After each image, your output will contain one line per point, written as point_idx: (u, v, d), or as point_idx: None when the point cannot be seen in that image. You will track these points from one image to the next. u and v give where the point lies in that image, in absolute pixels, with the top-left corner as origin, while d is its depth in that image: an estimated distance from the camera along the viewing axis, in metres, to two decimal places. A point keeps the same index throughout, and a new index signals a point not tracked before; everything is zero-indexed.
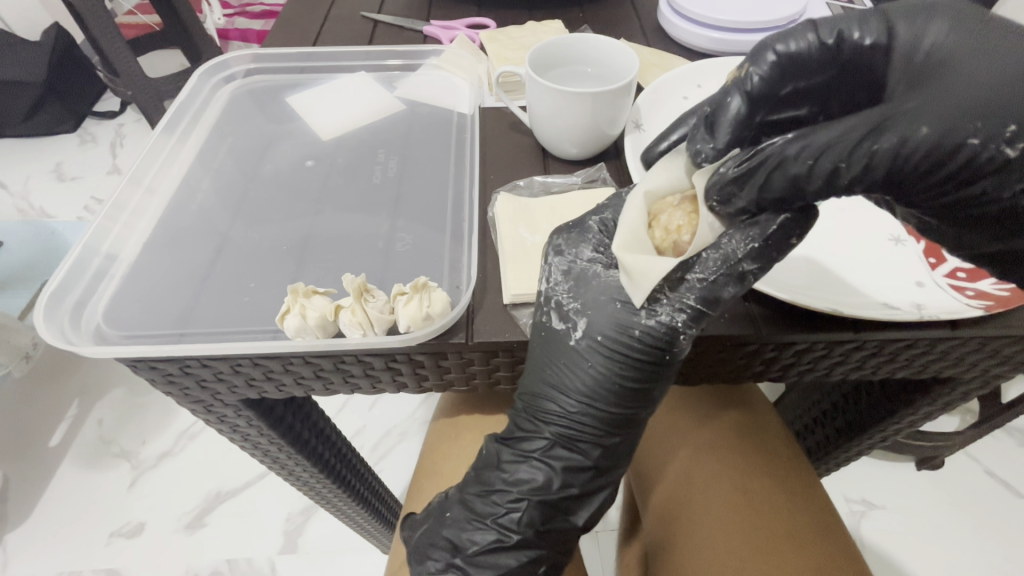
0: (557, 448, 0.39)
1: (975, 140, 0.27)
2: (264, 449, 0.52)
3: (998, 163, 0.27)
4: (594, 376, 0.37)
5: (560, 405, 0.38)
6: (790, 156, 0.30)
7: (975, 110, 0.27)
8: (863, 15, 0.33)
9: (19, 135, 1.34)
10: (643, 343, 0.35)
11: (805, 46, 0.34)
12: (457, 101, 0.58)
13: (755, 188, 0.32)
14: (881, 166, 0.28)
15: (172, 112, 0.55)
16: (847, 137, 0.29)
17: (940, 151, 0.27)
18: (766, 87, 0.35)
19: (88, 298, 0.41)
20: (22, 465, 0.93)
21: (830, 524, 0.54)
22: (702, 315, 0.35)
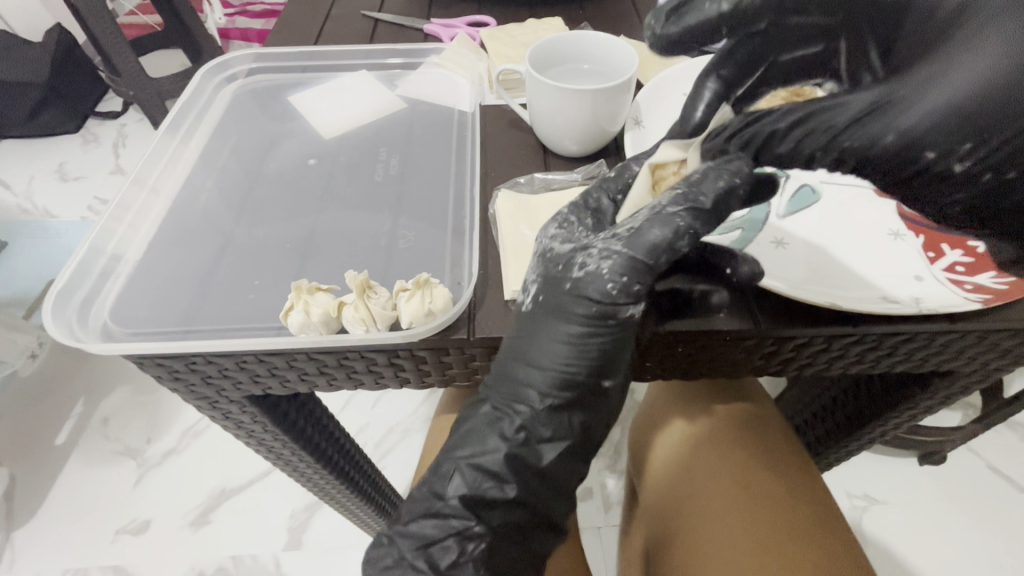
0: (521, 424, 0.37)
1: (931, 153, 0.26)
2: (269, 445, 0.53)
3: (944, 174, 0.27)
4: (540, 344, 0.36)
5: (521, 377, 0.37)
6: (778, 131, 0.31)
7: (940, 120, 0.26)
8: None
9: (23, 135, 1.34)
10: (581, 300, 0.35)
11: None
12: (458, 98, 0.59)
13: (753, 156, 0.33)
14: (851, 159, 0.29)
15: (175, 111, 0.55)
16: (834, 117, 0.29)
17: (899, 154, 0.27)
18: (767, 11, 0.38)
19: (95, 297, 0.42)
20: (29, 464, 0.94)
21: (830, 517, 0.54)
22: (637, 266, 0.34)
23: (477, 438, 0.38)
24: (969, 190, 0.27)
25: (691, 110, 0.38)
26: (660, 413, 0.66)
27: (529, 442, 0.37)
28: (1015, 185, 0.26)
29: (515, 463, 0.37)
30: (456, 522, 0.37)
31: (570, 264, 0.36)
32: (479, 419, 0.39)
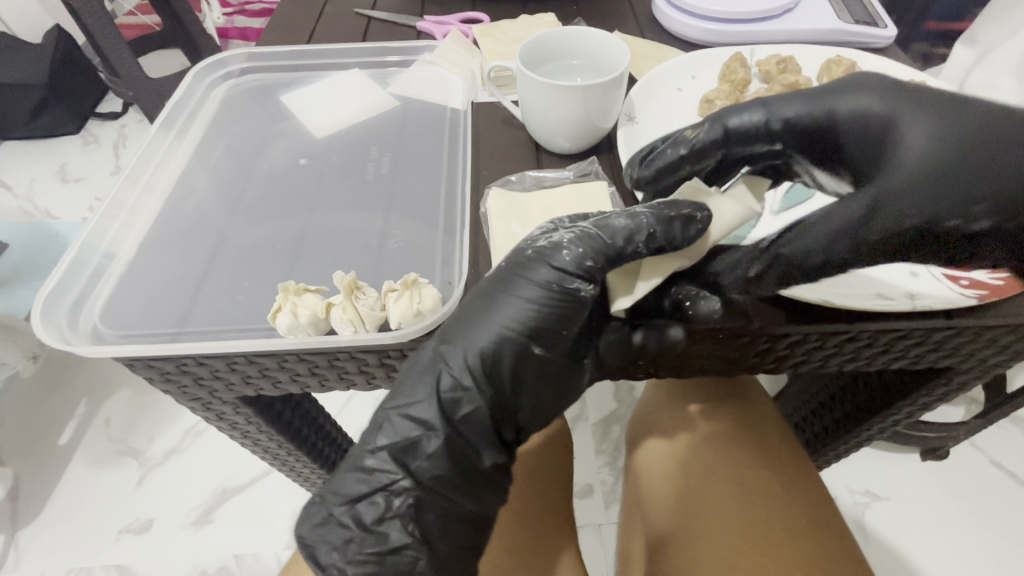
0: (461, 382, 0.36)
1: (948, 224, 0.29)
2: (264, 445, 0.53)
3: (966, 237, 0.29)
4: (492, 299, 0.37)
5: (472, 337, 0.36)
6: (799, 250, 0.35)
7: (944, 199, 0.28)
8: (799, 96, 0.34)
9: (25, 137, 1.35)
10: (544, 263, 0.36)
11: (754, 121, 0.35)
12: (450, 95, 0.58)
13: (776, 283, 0.36)
14: (882, 249, 0.31)
15: (168, 110, 0.55)
16: (846, 221, 0.32)
17: (916, 233, 0.30)
18: (720, 141, 0.36)
19: (86, 298, 0.42)
20: (32, 464, 0.94)
21: (827, 517, 0.54)
22: (597, 244, 0.36)
23: (401, 389, 0.36)
24: (1001, 244, 0.29)
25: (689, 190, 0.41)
26: (660, 411, 0.66)
27: (460, 405, 0.36)
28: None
29: (443, 414, 0.36)
30: (382, 475, 0.36)
31: (539, 239, 0.38)
32: (401, 378, 0.37)
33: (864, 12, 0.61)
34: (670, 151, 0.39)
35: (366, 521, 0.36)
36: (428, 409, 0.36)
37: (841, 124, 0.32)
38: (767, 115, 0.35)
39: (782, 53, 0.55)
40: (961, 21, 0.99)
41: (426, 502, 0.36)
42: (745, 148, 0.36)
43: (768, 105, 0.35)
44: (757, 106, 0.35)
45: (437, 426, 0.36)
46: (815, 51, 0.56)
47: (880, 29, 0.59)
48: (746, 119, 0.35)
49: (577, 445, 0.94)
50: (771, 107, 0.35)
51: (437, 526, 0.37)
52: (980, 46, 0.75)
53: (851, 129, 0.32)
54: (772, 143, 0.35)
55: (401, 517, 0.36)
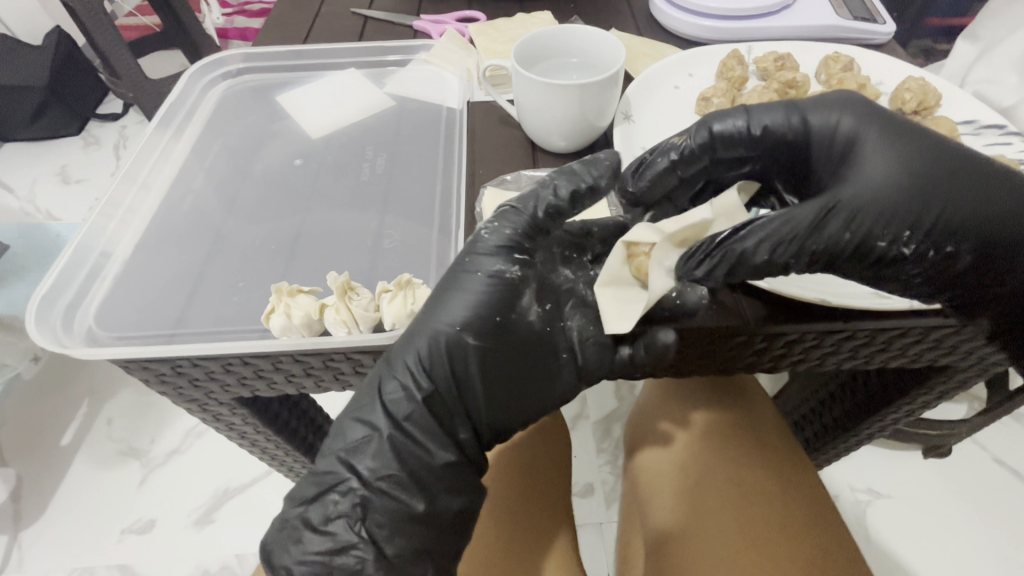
0: (415, 374, 0.37)
1: (884, 242, 0.35)
2: (261, 446, 0.53)
3: (896, 256, 0.35)
4: (436, 300, 0.39)
5: (422, 338, 0.38)
6: (749, 248, 0.36)
7: (888, 219, 0.35)
8: (785, 108, 0.39)
9: (26, 138, 1.35)
10: (478, 259, 0.39)
11: (738, 127, 0.38)
12: (446, 95, 0.58)
13: (723, 275, 0.36)
14: (823, 255, 0.36)
15: (164, 110, 0.55)
16: (795, 227, 0.35)
17: (861, 245, 0.35)
18: (702, 148, 0.39)
19: (81, 299, 0.41)
20: (35, 464, 0.95)
21: (825, 517, 0.53)
22: (516, 220, 0.40)
23: (368, 390, 0.38)
24: (920, 264, 0.35)
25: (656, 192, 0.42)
26: (660, 409, 0.65)
27: (404, 407, 0.38)
28: (952, 256, 0.35)
29: (390, 415, 0.37)
30: (331, 476, 0.37)
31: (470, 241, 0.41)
32: (371, 380, 0.39)
33: (863, 8, 0.60)
34: (658, 158, 0.40)
35: (314, 522, 0.36)
36: (379, 411, 0.38)
37: (814, 134, 0.38)
38: (752, 122, 0.38)
39: (780, 50, 0.55)
40: (963, 16, 0.98)
41: (372, 503, 0.36)
42: (727, 152, 0.39)
43: (752, 112, 0.39)
44: (744, 111, 0.39)
45: (393, 420, 0.37)
46: (813, 48, 0.56)
47: (879, 25, 0.58)
48: (730, 124, 0.38)
49: (577, 444, 0.94)
50: (756, 115, 0.39)
51: (382, 528, 0.36)
52: (982, 42, 0.74)
53: (823, 146, 0.38)
54: (751, 151, 0.39)
55: (347, 517, 0.36)
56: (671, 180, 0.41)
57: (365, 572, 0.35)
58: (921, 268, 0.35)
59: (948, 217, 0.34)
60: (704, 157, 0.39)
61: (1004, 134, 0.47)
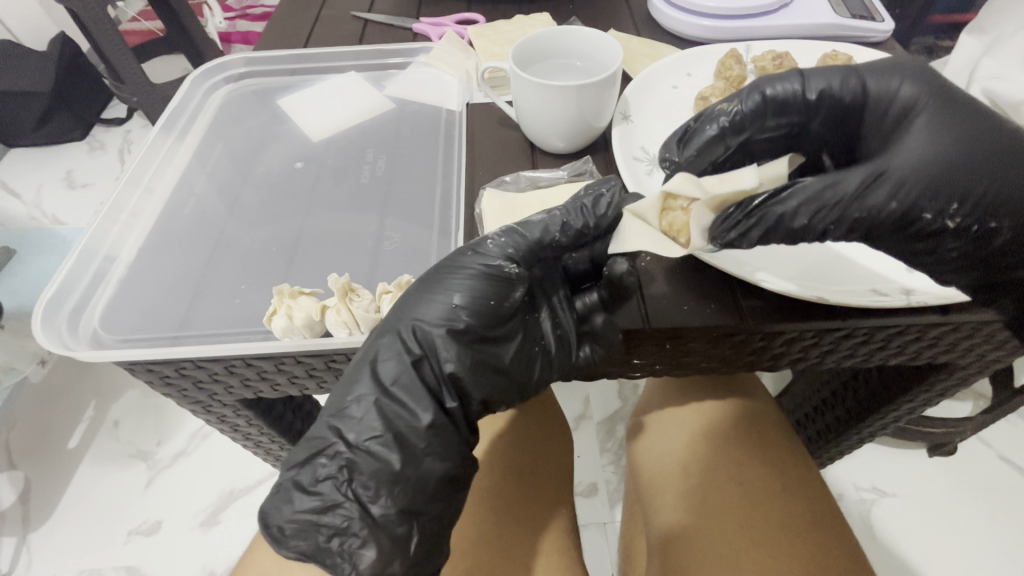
0: (411, 338, 0.37)
1: (929, 214, 0.33)
2: (264, 446, 0.54)
3: (938, 230, 0.34)
4: (435, 289, 0.38)
5: (418, 310, 0.37)
6: (789, 211, 0.33)
7: (936, 187, 0.33)
8: (843, 71, 0.37)
9: (32, 143, 1.36)
10: (476, 258, 0.38)
11: (794, 90, 0.37)
12: (446, 97, 0.59)
13: (757, 237, 0.34)
14: (863, 225, 0.34)
15: (168, 114, 0.56)
16: (840, 193, 0.33)
17: (907, 214, 0.33)
18: (755, 113, 0.38)
19: (86, 303, 0.42)
20: (43, 466, 0.95)
21: (828, 515, 0.53)
22: (518, 236, 0.39)
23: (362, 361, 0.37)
24: (958, 238, 0.34)
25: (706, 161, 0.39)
26: (661, 408, 0.66)
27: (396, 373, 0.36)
28: (992, 232, 0.33)
29: (378, 381, 0.36)
30: (317, 441, 0.35)
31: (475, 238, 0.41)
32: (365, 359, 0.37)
33: (862, 5, 0.60)
34: (705, 125, 0.38)
35: (303, 484, 0.35)
36: (367, 376, 0.36)
37: (870, 100, 0.37)
38: (807, 86, 0.37)
39: (777, 49, 0.55)
40: (966, 12, 0.97)
41: (357, 465, 0.35)
42: (776, 117, 0.38)
43: (808, 74, 0.37)
44: (798, 74, 0.38)
45: (380, 389, 0.36)
46: (811, 46, 0.56)
47: (877, 22, 0.58)
48: (784, 88, 0.37)
49: (580, 443, 0.94)
50: (813, 78, 0.38)
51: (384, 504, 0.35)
52: (987, 37, 0.74)
53: (876, 113, 0.37)
54: (806, 114, 0.38)
55: (334, 478, 0.34)
56: (718, 149, 0.39)
57: (352, 530, 0.34)
58: (962, 242, 0.34)
59: (992, 190, 0.33)
60: (754, 121, 0.38)
61: None
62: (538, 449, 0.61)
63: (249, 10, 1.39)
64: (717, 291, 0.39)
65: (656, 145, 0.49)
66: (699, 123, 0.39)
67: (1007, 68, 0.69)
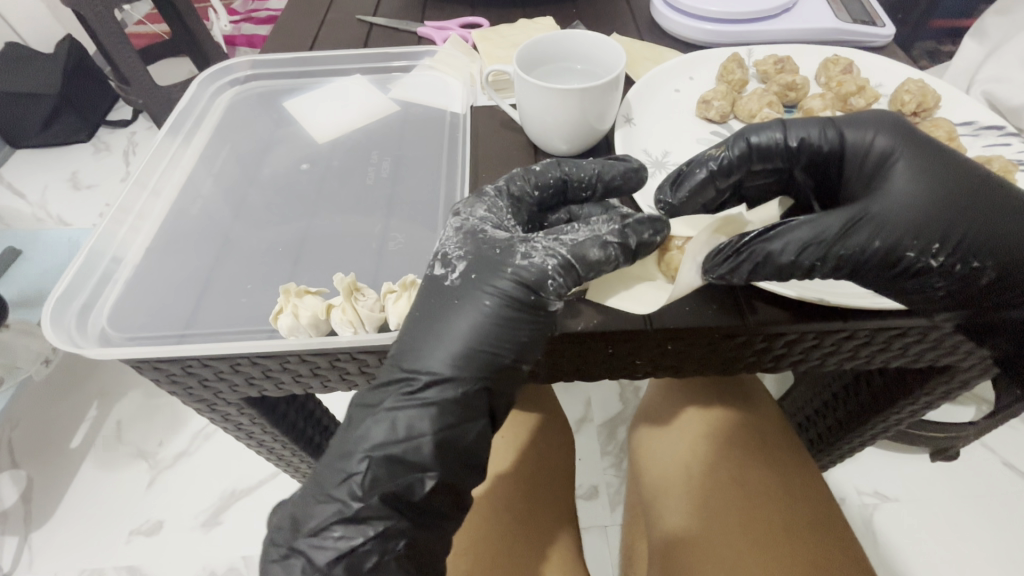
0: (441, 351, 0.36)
1: (912, 253, 0.35)
2: (268, 446, 0.54)
3: (925, 269, 0.35)
4: (474, 321, 0.36)
5: (451, 322, 0.36)
6: (775, 248, 0.35)
7: (912, 231, 0.35)
8: (820, 122, 0.40)
9: (37, 145, 1.37)
10: (519, 281, 0.36)
11: (773, 140, 0.40)
12: (450, 100, 0.59)
13: (748, 274, 0.36)
14: (849, 263, 0.36)
15: (174, 117, 0.56)
16: (825, 233, 0.35)
17: (889, 257, 0.35)
18: (739, 160, 0.40)
19: (93, 303, 0.42)
20: (46, 465, 0.96)
21: (831, 523, 0.53)
22: (574, 276, 0.36)
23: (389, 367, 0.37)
24: (946, 280, 0.36)
25: (693, 203, 0.41)
26: (662, 411, 0.66)
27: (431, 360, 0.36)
28: (976, 271, 0.35)
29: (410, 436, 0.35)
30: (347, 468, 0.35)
31: (509, 240, 0.37)
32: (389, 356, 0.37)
33: (862, 9, 0.61)
34: (698, 167, 0.40)
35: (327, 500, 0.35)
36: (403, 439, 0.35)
37: (846, 148, 0.39)
38: (789, 135, 0.40)
39: (779, 53, 0.56)
40: (968, 17, 0.97)
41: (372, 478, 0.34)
42: (762, 163, 0.41)
43: (787, 125, 0.40)
44: (780, 125, 0.40)
45: (408, 371, 0.36)
46: (812, 51, 0.56)
47: (878, 27, 0.59)
48: (768, 137, 0.40)
49: (582, 446, 0.94)
50: (793, 128, 0.40)
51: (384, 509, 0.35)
52: (990, 43, 0.74)
53: (853, 163, 0.39)
54: (785, 162, 0.41)
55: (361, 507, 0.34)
56: (710, 192, 0.41)
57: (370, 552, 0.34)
58: (948, 281, 0.36)
59: (970, 236, 0.35)
60: (737, 169, 0.41)
61: (1003, 135, 0.47)
62: (543, 460, 0.63)
63: (254, 14, 1.41)
64: (717, 291, 0.40)
65: (659, 147, 0.50)
66: (686, 168, 0.41)
67: (1007, 70, 0.70)
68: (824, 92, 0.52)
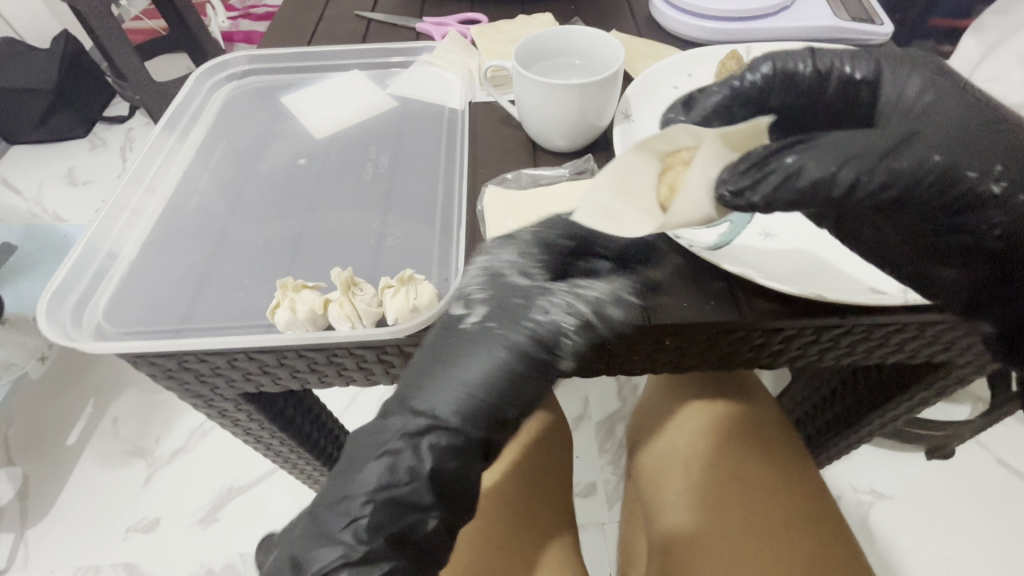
0: (449, 409, 0.33)
1: (971, 176, 0.30)
2: (265, 442, 0.54)
3: (985, 197, 0.30)
4: (486, 372, 0.33)
5: (453, 369, 0.34)
6: (810, 164, 0.28)
7: (969, 153, 0.30)
8: (855, 58, 0.38)
9: (33, 141, 1.37)
10: (536, 339, 0.33)
11: (800, 68, 0.38)
12: (448, 95, 0.59)
13: (770, 193, 0.28)
14: (902, 179, 0.29)
15: (169, 113, 0.56)
16: (871, 146, 0.29)
17: (944, 181, 0.30)
18: (756, 88, 0.38)
19: (89, 297, 0.42)
20: (42, 463, 0.96)
21: (830, 519, 0.53)
22: (590, 337, 0.33)
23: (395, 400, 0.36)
24: (1003, 214, 0.31)
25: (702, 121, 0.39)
26: (659, 408, 0.66)
27: (437, 406, 0.33)
28: None
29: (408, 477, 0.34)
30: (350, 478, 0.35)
31: (533, 302, 0.34)
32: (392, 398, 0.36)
33: (860, 7, 0.61)
34: (715, 88, 0.39)
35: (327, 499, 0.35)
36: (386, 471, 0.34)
37: (881, 86, 0.37)
38: (818, 62, 0.38)
39: (778, 51, 0.56)
40: (965, 17, 0.98)
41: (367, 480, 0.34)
42: (786, 90, 0.38)
43: (816, 53, 0.38)
44: (810, 54, 0.39)
45: (409, 417, 0.34)
46: (810, 48, 0.56)
47: (876, 26, 0.59)
48: (795, 64, 0.38)
49: (579, 443, 0.94)
50: (823, 58, 0.38)
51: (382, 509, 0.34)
52: (987, 41, 0.74)
53: (886, 99, 0.36)
54: (806, 96, 0.38)
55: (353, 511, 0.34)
56: (722, 117, 0.39)
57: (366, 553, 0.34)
58: (1008, 215, 0.30)
59: None
60: (749, 99, 0.38)
61: None
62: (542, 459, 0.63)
63: (252, 10, 1.40)
64: (713, 287, 0.40)
65: None
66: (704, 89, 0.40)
67: (1004, 68, 0.70)
68: None
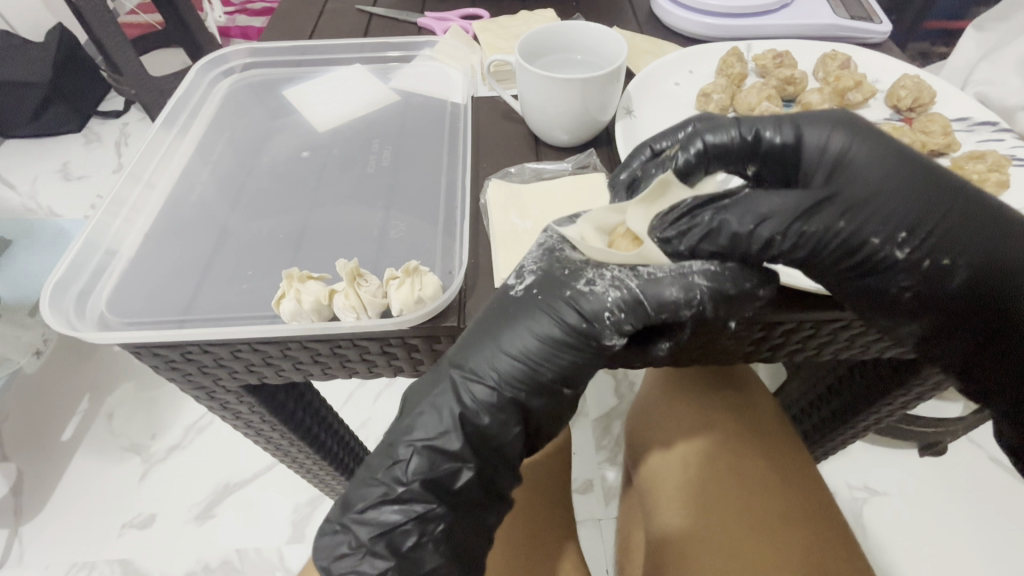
0: (490, 373, 0.38)
1: (876, 240, 0.36)
2: (267, 435, 0.54)
3: (890, 259, 0.36)
4: (530, 339, 0.38)
5: (505, 336, 0.38)
6: (731, 217, 0.36)
7: (885, 218, 0.36)
8: (777, 120, 0.39)
9: (27, 135, 1.35)
10: (579, 311, 0.37)
11: (729, 138, 0.38)
12: (450, 90, 0.59)
13: (696, 239, 0.37)
14: (809, 242, 0.36)
15: (170, 108, 0.56)
16: (784, 207, 0.36)
17: (851, 244, 0.36)
18: (688, 166, 0.39)
19: (91, 290, 0.42)
20: (36, 459, 0.95)
21: (825, 511, 0.54)
22: (639, 313, 0.36)
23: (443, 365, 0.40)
24: (912, 276, 0.37)
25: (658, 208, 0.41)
26: (656, 403, 0.66)
27: (482, 375, 0.38)
28: (945, 269, 0.36)
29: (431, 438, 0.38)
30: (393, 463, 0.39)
31: (585, 276, 0.38)
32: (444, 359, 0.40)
33: (858, 6, 0.61)
34: (652, 170, 0.41)
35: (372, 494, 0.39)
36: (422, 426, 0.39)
37: (803, 148, 0.38)
38: (743, 130, 0.39)
39: (778, 48, 0.56)
40: (961, 19, 0.99)
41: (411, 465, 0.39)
42: (716, 162, 0.39)
43: (742, 121, 0.39)
44: (734, 121, 0.39)
45: (465, 373, 0.38)
46: (810, 46, 0.57)
47: (876, 24, 0.59)
48: (723, 136, 0.38)
49: (577, 439, 0.95)
50: (745, 125, 0.39)
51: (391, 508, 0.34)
52: (984, 41, 0.75)
53: (810, 159, 0.38)
54: (740, 160, 0.39)
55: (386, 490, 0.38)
56: None
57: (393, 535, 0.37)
58: (914, 277, 0.37)
59: (942, 233, 0.36)
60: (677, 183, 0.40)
61: (996, 130, 0.48)
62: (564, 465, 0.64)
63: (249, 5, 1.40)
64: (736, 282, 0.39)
65: None
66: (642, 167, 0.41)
67: (998, 70, 0.71)
68: (822, 87, 0.52)
